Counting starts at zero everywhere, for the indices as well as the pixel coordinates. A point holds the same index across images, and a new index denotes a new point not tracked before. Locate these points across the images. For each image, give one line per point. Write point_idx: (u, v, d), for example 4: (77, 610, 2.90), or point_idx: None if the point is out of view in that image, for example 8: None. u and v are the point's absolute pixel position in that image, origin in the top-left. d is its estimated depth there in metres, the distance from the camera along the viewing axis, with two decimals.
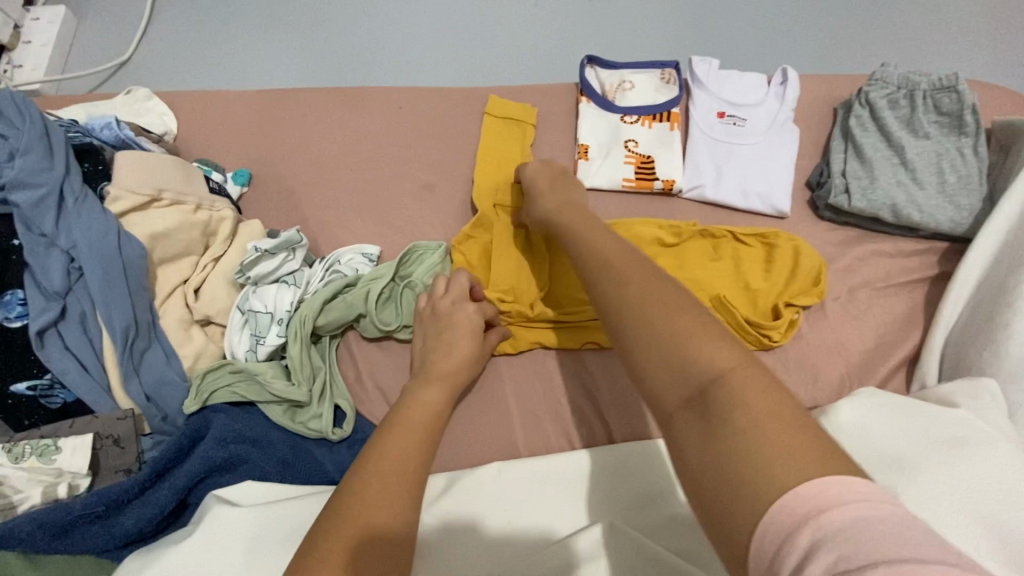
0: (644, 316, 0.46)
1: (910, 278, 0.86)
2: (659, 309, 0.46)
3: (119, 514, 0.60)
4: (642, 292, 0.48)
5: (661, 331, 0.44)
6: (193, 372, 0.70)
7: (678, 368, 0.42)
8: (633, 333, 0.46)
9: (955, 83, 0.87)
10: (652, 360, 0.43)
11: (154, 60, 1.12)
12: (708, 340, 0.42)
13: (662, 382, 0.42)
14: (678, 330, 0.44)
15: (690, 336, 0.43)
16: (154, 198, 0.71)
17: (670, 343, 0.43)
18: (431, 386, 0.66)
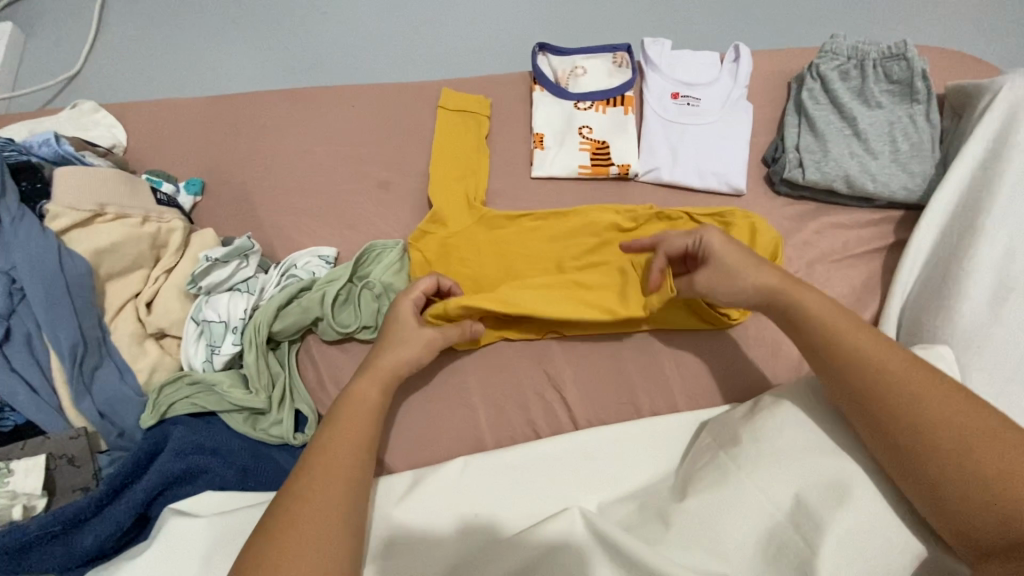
0: (955, 436, 0.53)
1: (866, 249, 0.86)
2: (962, 425, 0.53)
3: (77, 532, 0.60)
4: (930, 410, 0.55)
5: (962, 455, 0.52)
6: (149, 386, 0.70)
7: (1007, 502, 0.50)
8: (932, 454, 0.54)
9: (904, 50, 0.87)
10: (959, 485, 0.52)
11: (104, 72, 1.10)
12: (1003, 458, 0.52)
13: (995, 513, 0.50)
14: (984, 458, 0.52)
15: (1000, 463, 0.51)
16: (97, 213, 0.70)
17: (964, 464, 0.52)
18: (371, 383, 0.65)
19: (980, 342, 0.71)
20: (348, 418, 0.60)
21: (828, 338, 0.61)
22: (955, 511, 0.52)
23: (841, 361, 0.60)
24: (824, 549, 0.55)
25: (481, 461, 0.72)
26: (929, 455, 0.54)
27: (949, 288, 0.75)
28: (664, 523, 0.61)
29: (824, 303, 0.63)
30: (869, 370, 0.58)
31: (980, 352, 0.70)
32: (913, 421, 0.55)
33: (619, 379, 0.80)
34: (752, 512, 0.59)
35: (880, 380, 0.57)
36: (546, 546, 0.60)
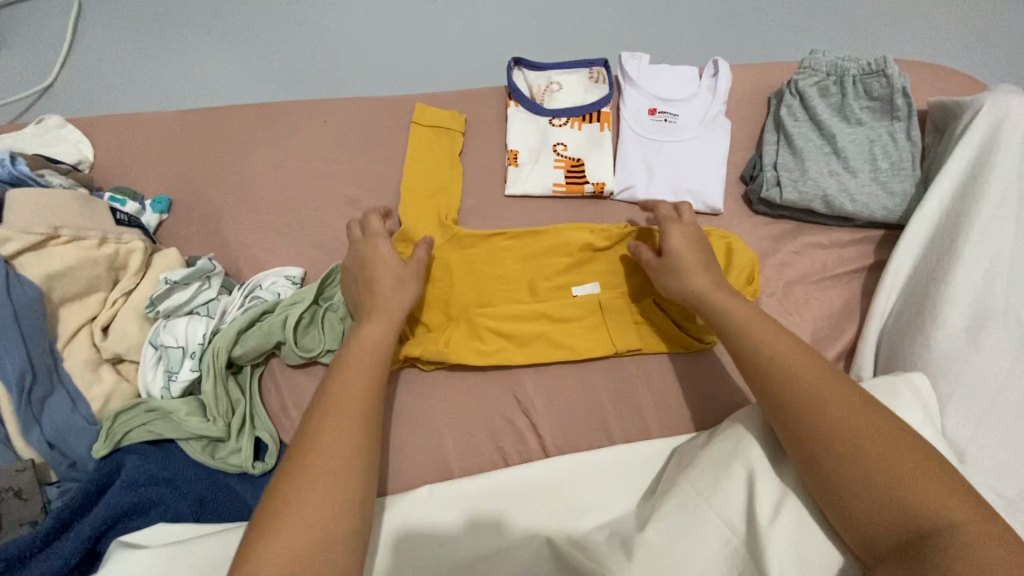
0: (851, 435, 0.54)
1: (846, 269, 0.85)
2: (858, 425, 0.54)
3: (22, 570, 0.59)
4: (829, 409, 0.55)
5: (856, 454, 0.53)
6: (104, 414, 0.68)
7: (897, 499, 0.50)
8: (827, 453, 0.54)
9: (883, 67, 0.85)
10: (854, 481, 0.52)
11: (77, 84, 1.08)
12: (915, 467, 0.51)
13: (885, 513, 0.51)
14: (877, 458, 0.52)
15: (892, 462, 0.52)
16: (50, 236, 0.68)
17: (859, 461, 0.53)
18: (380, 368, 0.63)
19: (959, 369, 0.68)
20: (355, 362, 0.62)
21: (739, 341, 0.63)
22: (851, 508, 0.52)
23: (749, 363, 0.62)
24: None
25: (446, 488, 0.70)
26: (827, 453, 0.54)
27: (928, 311, 0.73)
28: (627, 556, 0.59)
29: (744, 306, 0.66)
30: (777, 371, 0.59)
31: (959, 381, 0.68)
32: (812, 420, 0.56)
33: (589, 404, 0.78)
34: (711, 540, 0.58)
35: (782, 379, 0.58)
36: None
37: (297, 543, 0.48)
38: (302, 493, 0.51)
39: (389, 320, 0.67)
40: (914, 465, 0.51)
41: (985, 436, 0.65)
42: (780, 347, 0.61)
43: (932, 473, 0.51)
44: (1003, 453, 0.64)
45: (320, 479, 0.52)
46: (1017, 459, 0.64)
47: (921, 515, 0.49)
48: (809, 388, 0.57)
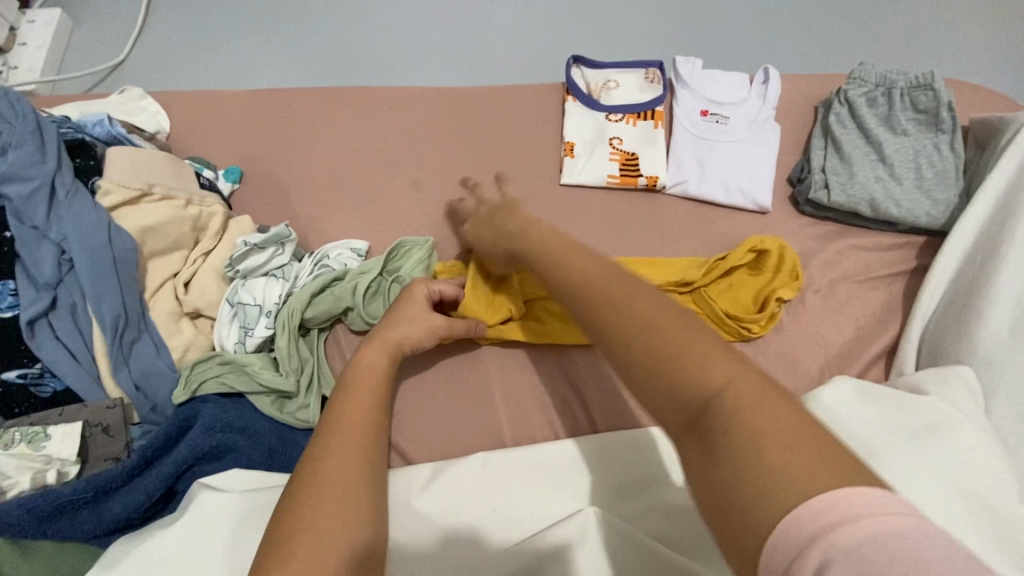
0: (627, 325, 0.46)
1: (889, 272, 0.88)
2: (631, 312, 0.46)
3: (107, 500, 0.62)
4: (616, 299, 0.48)
5: (633, 343, 0.45)
6: (183, 363, 0.72)
7: (662, 382, 0.42)
8: (609, 338, 0.46)
9: (931, 81, 0.89)
10: (643, 385, 0.44)
11: (147, 61, 1.14)
12: (700, 350, 0.42)
13: (676, 410, 0.41)
14: (652, 341, 0.44)
15: (699, 346, 0.42)
16: (144, 193, 0.72)
17: (632, 352, 0.44)
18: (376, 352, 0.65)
19: (1002, 366, 0.71)
20: (361, 382, 0.62)
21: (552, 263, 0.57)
22: (640, 391, 0.44)
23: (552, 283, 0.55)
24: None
25: (500, 458, 0.73)
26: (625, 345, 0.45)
27: (972, 311, 0.75)
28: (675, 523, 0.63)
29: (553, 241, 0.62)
30: (575, 281, 0.52)
31: (1003, 377, 0.70)
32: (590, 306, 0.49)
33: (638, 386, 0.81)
34: None
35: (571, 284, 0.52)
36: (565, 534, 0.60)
37: (316, 555, 0.45)
38: (318, 506, 0.49)
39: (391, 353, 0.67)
40: (695, 349, 0.42)
41: None
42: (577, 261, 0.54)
43: (722, 358, 0.41)
44: None
45: (333, 496, 0.50)
46: None
47: (703, 397, 0.40)
48: (601, 284, 0.50)
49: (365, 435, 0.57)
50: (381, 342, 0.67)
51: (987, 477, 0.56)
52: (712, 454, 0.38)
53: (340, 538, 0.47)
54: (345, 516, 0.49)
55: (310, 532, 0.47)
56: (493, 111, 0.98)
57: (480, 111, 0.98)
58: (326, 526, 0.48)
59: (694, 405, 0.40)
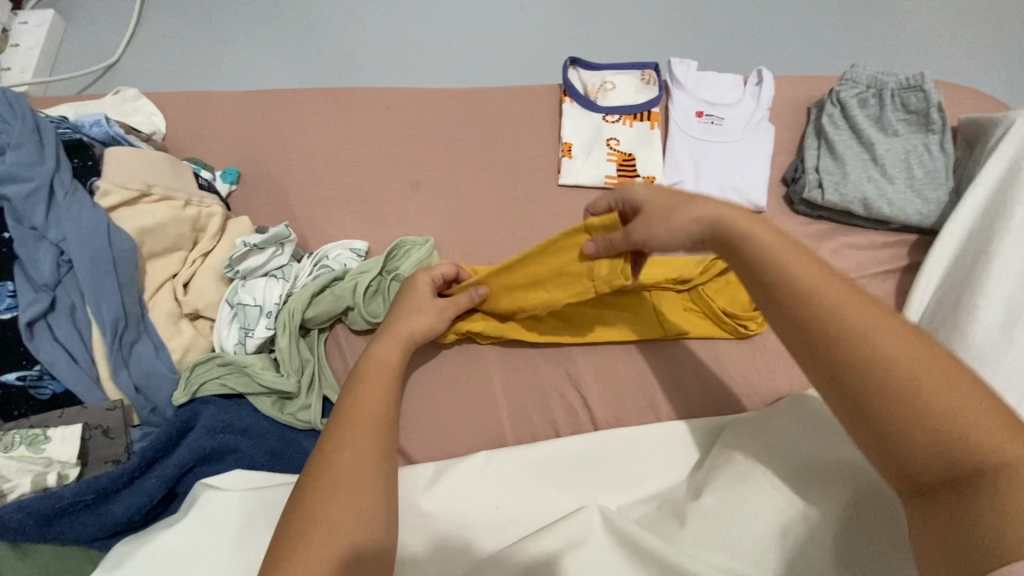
0: (882, 359, 0.44)
1: (881, 269, 0.89)
2: (890, 346, 0.45)
3: (108, 502, 0.61)
4: (863, 323, 0.46)
5: (888, 379, 0.44)
6: (182, 365, 0.71)
7: (932, 429, 0.42)
8: (850, 367, 0.45)
9: (921, 83, 0.90)
10: (886, 419, 0.43)
11: (142, 63, 1.13)
12: (961, 405, 0.42)
13: (928, 458, 0.42)
14: (913, 382, 0.43)
15: (953, 392, 0.42)
16: (143, 193, 0.72)
17: (877, 392, 0.44)
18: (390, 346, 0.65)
19: (994, 361, 0.72)
20: (375, 374, 0.61)
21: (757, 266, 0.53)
22: (876, 426, 0.44)
23: (773, 285, 0.51)
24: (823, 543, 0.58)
25: (503, 458, 0.73)
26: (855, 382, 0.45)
27: (964, 307, 0.77)
28: (679, 522, 0.64)
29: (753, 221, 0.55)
30: (803, 289, 0.49)
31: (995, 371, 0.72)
32: (836, 327, 0.47)
33: (638, 383, 0.82)
34: (767, 511, 0.61)
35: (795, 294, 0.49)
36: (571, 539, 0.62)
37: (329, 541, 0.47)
38: (333, 496, 0.50)
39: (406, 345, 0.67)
40: (964, 403, 0.42)
41: None
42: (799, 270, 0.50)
43: (997, 417, 0.41)
44: None
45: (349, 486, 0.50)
46: None
47: (980, 454, 0.40)
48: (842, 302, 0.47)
49: (381, 425, 0.56)
50: (393, 337, 0.67)
51: None
52: (968, 514, 0.40)
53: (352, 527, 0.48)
54: (361, 512, 0.49)
55: (324, 519, 0.48)
56: (491, 113, 0.99)
57: (478, 112, 0.99)
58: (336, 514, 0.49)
59: (958, 462, 0.41)
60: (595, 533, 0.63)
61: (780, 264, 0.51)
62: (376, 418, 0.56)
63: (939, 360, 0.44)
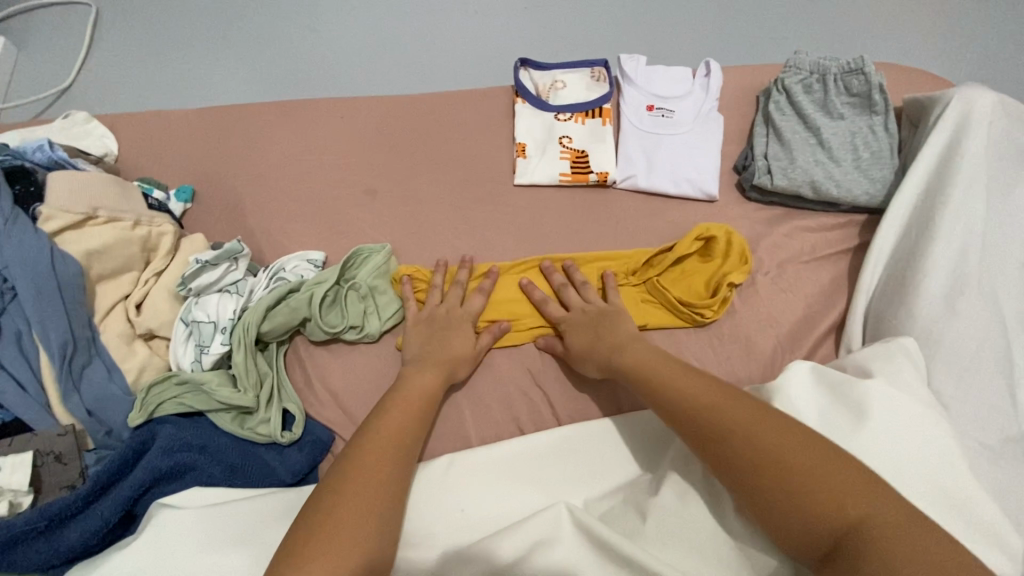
0: (761, 455, 0.55)
1: (834, 250, 0.91)
2: (768, 442, 0.56)
3: (63, 528, 0.61)
4: (741, 429, 0.58)
5: (765, 466, 0.55)
6: (138, 386, 0.71)
7: (801, 502, 0.52)
8: (735, 456, 0.57)
9: (861, 66, 0.92)
10: (772, 495, 0.54)
11: (96, 85, 1.12)
12: (828, 475, 0.53)
13: (807, 526, 0.52)
14: (790, 471, 0.54)
15: (817, 466, 0.53)
16: (89, 216, 0.72)
17: (761, 482, 0.55)
18: (428, 374, 0.72)
19: (939, 334, 0.74)
20: (404, 402, 0.67)
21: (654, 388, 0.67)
22: (767, 507, 0.54)
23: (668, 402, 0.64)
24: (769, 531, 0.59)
25: (465, 463, 0.73)
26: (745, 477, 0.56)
27: (910, 283, 0.78)
28: (640, 516, 0.65)
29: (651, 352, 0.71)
30: (689, 404, 0.62)
31: (940, 344, 0.74)
32: (719, 426, 0.59)
33: (600, 377, 0.83)
34: (715, 506, 0.63)
35: (688, 411, 0.62)
36: (538, 542, 0.62)
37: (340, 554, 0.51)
38: (341, 511, 0.54)
39: (445, 376, 0.73)
40: (829, 471, 0.53)
41: (965, 393, 0.71)
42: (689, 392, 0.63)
43: (863, 487, 0.51)
44: (980, 408, 0.70)
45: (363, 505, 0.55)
46: (996, 413, 0.70)
47: (847, 519, 0.51)
48: (727, 413, 0.59)
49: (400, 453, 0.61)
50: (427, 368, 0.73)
51: (928, 451, 0.59)
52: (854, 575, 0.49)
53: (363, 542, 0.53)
54: (372, 537, 0.54)
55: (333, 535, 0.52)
56: (444, 117, 0.99)
57: (432, 116, 0.99)
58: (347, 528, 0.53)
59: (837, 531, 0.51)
60: (565, 531, 0.63)
61: (670, 384, 0.65)
62: (401, 445, 0.62)
63: (801, 436, 0.56)
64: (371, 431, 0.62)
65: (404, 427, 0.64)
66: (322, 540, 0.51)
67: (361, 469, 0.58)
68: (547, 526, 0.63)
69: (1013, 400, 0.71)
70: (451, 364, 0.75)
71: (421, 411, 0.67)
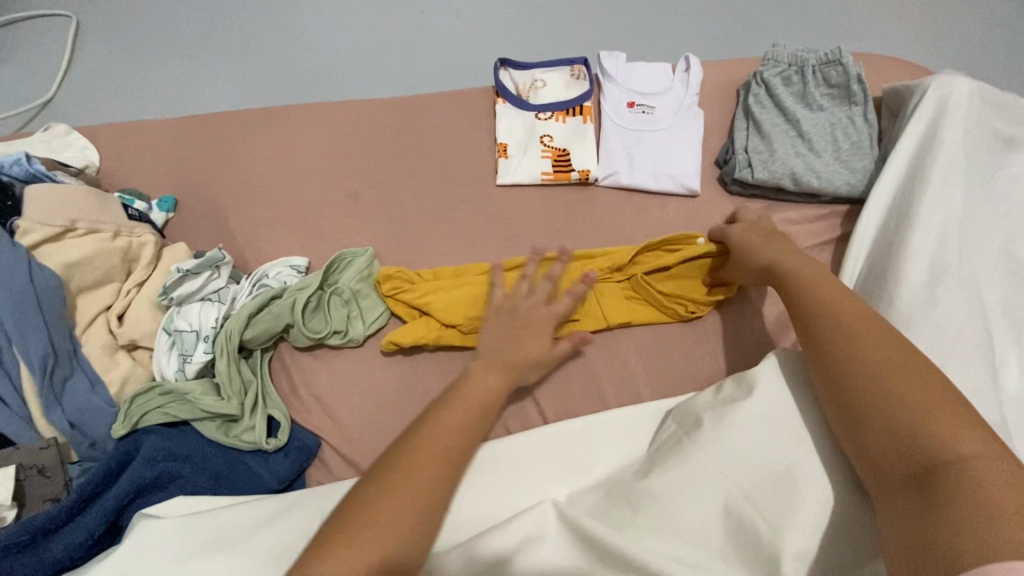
0: (874, 367, 0.55)
1: (816, 242, 0.91)
2: (888, 362, 0.55)
3: (48, 541, 0.61)
4: (868, 352, 0.57)
5: (874, 380, 0.55)
6: (121, 397, 0.71)
7: (899, 421, 0.52)
8: (845, 364, 0.57)
9: (839, 57, 0.92)
10: (868, 410, 0.54)
11: (78, 96, 1.12)
12: (942, 408, 0.51)
13: (892, 445, 0.51)
14: (894, 396, 0.53)
15: (925, 398, 0.52)
16: (68, 229, 0.72)
17: (866, 402, 0.54)
18: (494, 375, 0.67)
19: (920, 322, 0.74)
20: (472, 400, 0.63)
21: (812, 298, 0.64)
22: (856, 419, 0.55)
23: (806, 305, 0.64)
24: (761, 520, 0.58)
25: None
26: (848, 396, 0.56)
27: (891, 272, 0.79)
28: (631, 508, 0.62)
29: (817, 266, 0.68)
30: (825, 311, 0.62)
31: (921, 333, 0.74)
32: (839, 337, 0.59)
33: (585, 375, 0.84)
34: (709, 494, 0.60)
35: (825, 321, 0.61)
36: (526, 540, 0.62)
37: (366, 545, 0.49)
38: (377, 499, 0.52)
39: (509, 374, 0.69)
40: (942, 406, 0.51)
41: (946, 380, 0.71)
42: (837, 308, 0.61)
43: (964, 421, 0.50)
44: (962, 394, 0.70)
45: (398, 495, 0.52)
46: (977, 399, 0.70)
47: (939, 449, 0.49)
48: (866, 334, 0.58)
49: (457, 446, 0.58)
50: (501, 368, 0.69)
51: None
52: (928, 500, 0.47)
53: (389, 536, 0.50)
54: (417, 529, 0.51)
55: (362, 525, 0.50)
56: (426, 119, 0.99)
57: (413, 119, 0.99)
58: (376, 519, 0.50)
59: (923, 458, 0.49)
60: (551, 529, 0.64)
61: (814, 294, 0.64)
62: (460, 443, 0.59)
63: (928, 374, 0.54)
64: (429, 420, 0.60)
65: (467, 418, 0.61)
66: (373, 519, 0.50)
67: (423, 446, 0.56)
68: (535, 524, 0.64)
69: (996, 385, 0.71)
70: (522, 366, 0.71)
71: (484, 412, 0.64)
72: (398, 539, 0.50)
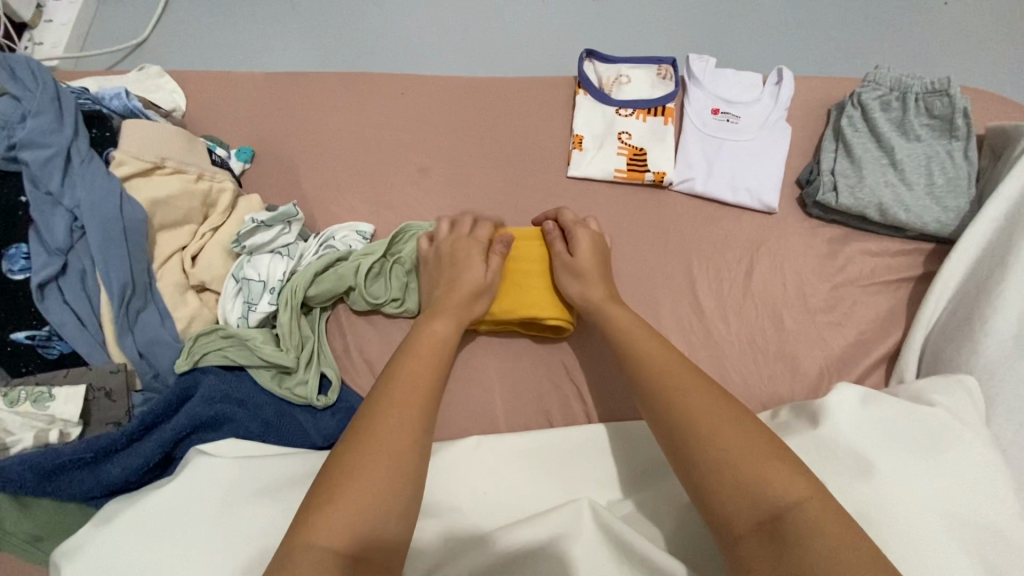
0: (701, 413, 0.55)
1: (894, 277, 0.87)
2: (700, 408, 0.55)
3: (106, 461, 0.66)
4: (693, 407, 0.56)
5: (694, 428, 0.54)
6: (186, 335, 0.74)
7: (734, 474, 0.51)
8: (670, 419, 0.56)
9: (947, 87, 0.86)
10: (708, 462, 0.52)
11: (169, 41, 1.15)
12: (758, 447, 0.52)
13: (742, 498, 0.50)
14: (725, 447, 0.52)
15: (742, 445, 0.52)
16: (156, 165, 0.74)
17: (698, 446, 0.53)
18: (442, 324, 0.68)
19: (1002, 375, 0.70)
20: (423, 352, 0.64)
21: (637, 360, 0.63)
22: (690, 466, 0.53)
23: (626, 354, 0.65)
24: None
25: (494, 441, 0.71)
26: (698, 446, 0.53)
27: (975, 320, 0.75)
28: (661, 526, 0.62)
29: (636, 320, 0.69)
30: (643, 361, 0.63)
31: (1004, 385, 0.70)
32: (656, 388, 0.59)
33: None
34: None
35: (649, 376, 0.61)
36: (552, 540, 0.58)
37: (356, 523, 0.48)
38: (347, 486, 0.50)
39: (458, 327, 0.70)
40: (760, 452, 0.52)
41: None
42: (657, 361, 0.62)
43: (772, 458, 0.51)
44: None
45: (379, 457, 0.52)
46: None
47: (776, 499, 0.48)
48: (676, 380, 0.59)
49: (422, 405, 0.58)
50: (450, 320, 0.69)
51: (986, 495, 0.54)
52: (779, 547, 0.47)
53: (372, 521, 0.49)
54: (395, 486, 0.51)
55: (348, 487, 0.50)
56: (503, 102, 0.98)
57: (490, 100, 0.99)
58: (358, 491, 0.50)
59: (768, 509, 0.48)
60: (585, 530, 0.58)
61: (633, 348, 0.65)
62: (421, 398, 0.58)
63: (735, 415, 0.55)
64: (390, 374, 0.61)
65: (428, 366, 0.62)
66: (345, 488, 0.50)
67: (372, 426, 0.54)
68: (566, 524, 0.59)
69: None
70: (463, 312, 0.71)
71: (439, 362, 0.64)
72: (369, 506, 0.49)
